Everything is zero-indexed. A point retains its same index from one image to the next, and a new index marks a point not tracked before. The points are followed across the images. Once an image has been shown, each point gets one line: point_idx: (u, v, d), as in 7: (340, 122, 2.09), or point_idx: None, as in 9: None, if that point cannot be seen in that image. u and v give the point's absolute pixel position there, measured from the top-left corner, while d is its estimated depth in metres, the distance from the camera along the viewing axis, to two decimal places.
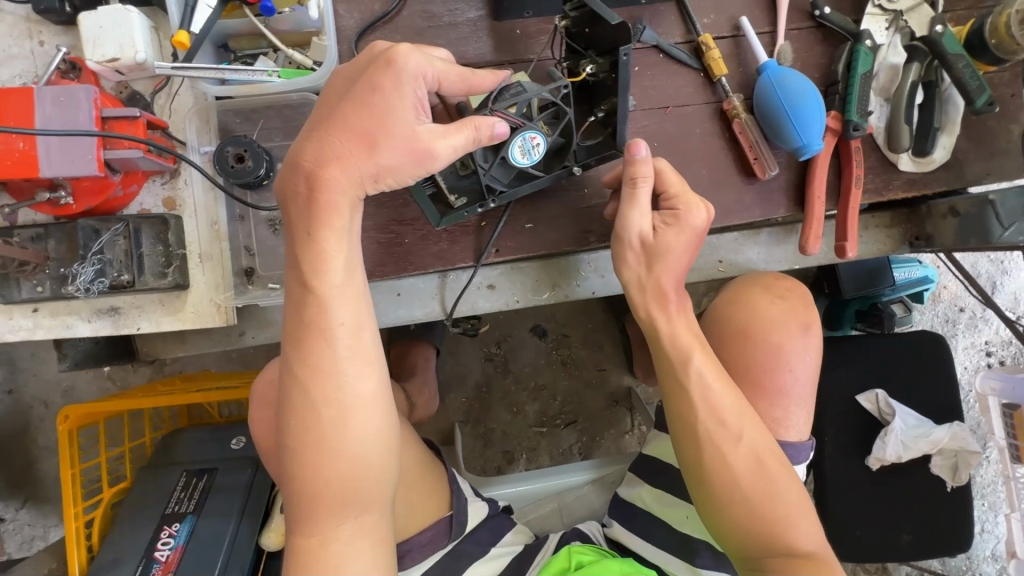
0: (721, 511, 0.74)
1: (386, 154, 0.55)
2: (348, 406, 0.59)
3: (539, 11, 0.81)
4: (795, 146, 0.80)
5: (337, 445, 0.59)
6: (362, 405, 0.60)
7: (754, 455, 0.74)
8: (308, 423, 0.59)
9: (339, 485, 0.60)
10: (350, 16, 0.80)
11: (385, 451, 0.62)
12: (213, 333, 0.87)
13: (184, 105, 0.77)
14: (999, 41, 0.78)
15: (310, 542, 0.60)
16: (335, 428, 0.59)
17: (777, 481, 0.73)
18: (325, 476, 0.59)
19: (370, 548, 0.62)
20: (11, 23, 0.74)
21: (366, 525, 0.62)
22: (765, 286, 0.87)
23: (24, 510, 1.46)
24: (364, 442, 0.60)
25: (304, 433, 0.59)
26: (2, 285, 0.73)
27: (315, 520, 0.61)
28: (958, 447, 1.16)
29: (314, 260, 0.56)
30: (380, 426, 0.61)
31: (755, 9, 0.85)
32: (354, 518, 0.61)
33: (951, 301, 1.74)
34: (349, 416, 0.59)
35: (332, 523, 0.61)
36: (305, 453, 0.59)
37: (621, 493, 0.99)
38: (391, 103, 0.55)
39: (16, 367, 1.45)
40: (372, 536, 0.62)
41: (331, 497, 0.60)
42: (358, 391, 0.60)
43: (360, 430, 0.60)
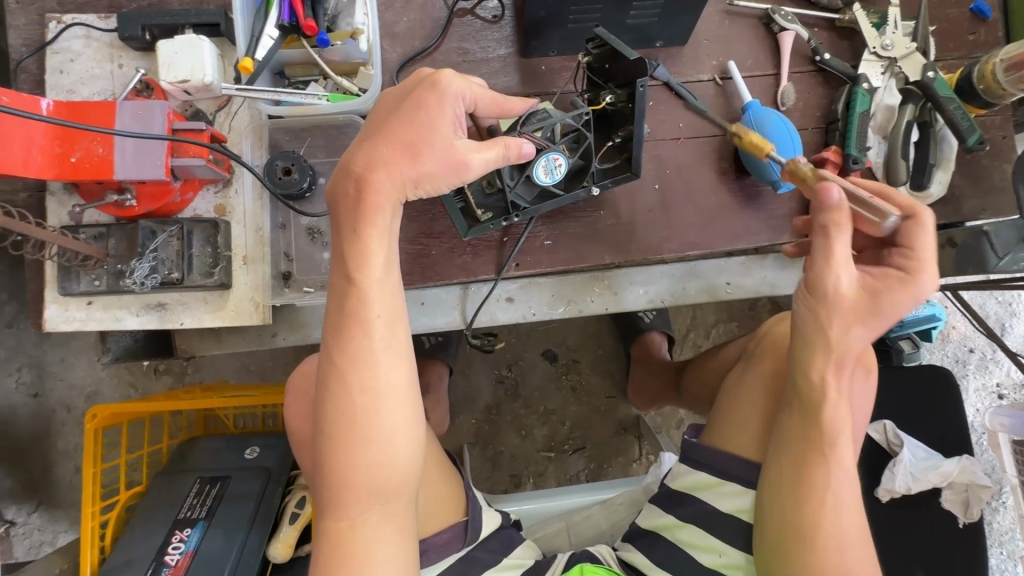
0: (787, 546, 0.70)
1: (427, 163, 0.61)
2: (379, 395, 0.64)
3: (563, 51, 0.90)
4: (771, 180, 0.86)
5: (368, 433, 0.63)
6: (393, 395, 0.64)
7: (841, 498, 0.70)
8: (343, 410, 0.63)
9: (368, 472, 0.63)
10: (394, 50, 0.90)
11: (413, 444, 0.66)
12: (246, 332, 0.92)
13: (241, 123, 0.84)
14: (987, 87, 0.84)
15: (338, 526, 0.64)
16: (368, 417, 0.63)
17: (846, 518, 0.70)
18: (356, 463, 0.63)
19: (394, 536, 0.65)
20: (97, 48, 0.84)
21: (390, 514, 0.65)
22: None
23: (35, 514, 1.47)
24: (393, 432, 0.64)
25: (339, 421, 0.63)
26: (64, 277, 0.80)
27: (345, 505, 0.64)
28: (968, 481, 1.15)
29: (358, 256, 0.62)
30: (408, 416, 0.65)
31: (761, 53, 0.93)
32: (379, 506, 0.65)
33: (960, 341, 1.75)
34: (382, 406, 0.64)
35: (360, 509, 0.64)
36: (339, 438, 0.63)
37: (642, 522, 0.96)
38: (434, 119, 0.62)
39: (45, 371, 1.49)
40: (396, 524, 0.66)
41: (359, 484, 0.64)
42: (390, 382, 0.64)
43: (389, 421, 0.64)
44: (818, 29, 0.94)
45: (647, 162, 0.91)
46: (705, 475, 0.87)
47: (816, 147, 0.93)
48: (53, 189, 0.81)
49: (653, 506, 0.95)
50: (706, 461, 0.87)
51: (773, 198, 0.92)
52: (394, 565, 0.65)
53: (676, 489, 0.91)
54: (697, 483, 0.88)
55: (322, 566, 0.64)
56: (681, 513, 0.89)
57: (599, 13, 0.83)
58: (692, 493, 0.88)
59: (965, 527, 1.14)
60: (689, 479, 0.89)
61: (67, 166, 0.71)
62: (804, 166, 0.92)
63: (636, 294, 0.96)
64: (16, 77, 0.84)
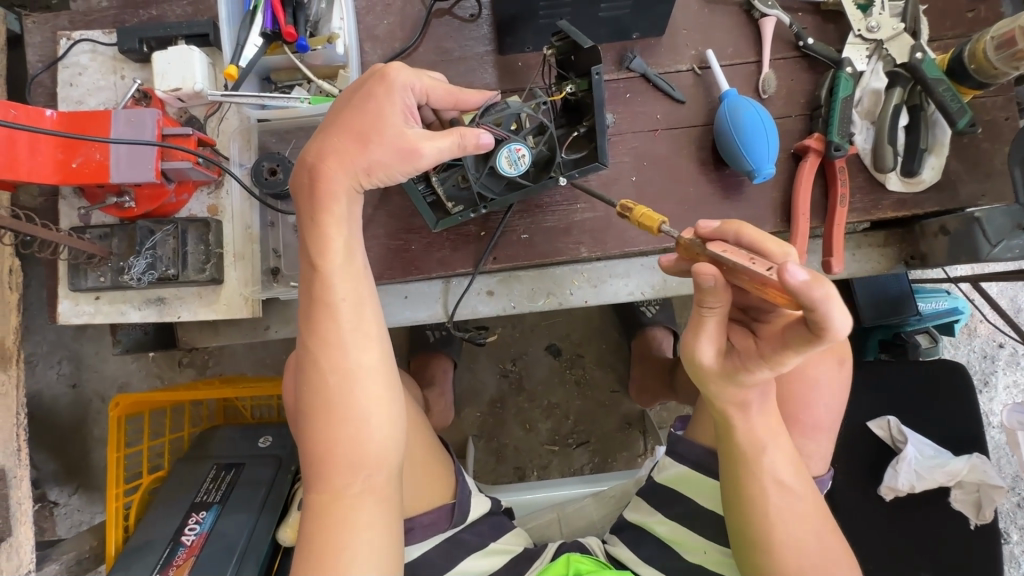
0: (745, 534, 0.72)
1: (377, 151, 0.64)
2: (352, 373, 0.66)
3: (538, 46, 0.91)
4: (749, 169, 0.84)
5: (343, 409, 0.66)
6: (366, 372, 0.67)
7: (787, 502, 0.71)
8: (318, 388, 0.66)
9: (346, 446, 0.66)
10: (374, 53, 0.93)
11: (390, 419, 0.68)
12: (242, 324, 0.98)
13: (230, 127, 0.91)
14: (978, 66, 0.81)
15: (322, 497, 0.66)
16: (343, 394, 0.66)
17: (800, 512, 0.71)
18: (334, 437, 0.66)
19: (376, 507, 0.67)
20: (102, 61, 0.91)
21: (372, 486, 0.67)
22: None
23: (75, 496, 1.56)
24: (368, 407, 0.67)
25: (315, 399, 0.66)
26: (74, 274, 0.87)
27: (327, 478, 0.67)
28: (980, 480, 1.03)
29: (319, 243, 0.65)
30: (383, 393, 0.68)
31: (741, 41, 0.92)
32: (362, 477, 0.67)
33: (990, 335, 1.61)
34: (355, 384, 0.66)
35: (341, 481, 0.66)
36: (316, 416, 0.66)
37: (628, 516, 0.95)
38: (383, 108, 0.65)
39: (82, 364, 1.56)
40: (378, 496, 0.68)
41: (338, 457, 0.66)
42: (362, 361, 0.67)
43: (363, 397, 0.66)
44: (801, 14, 0.91)
45: (624, 154, 0.91)
46: (686, 470, 0.88)
47: (801, 135, 0.91)
48: (64, 193, 0.88)
49: (639, 500, 0.94)
50: (690, 456, 0.88)
51: (755, 188, 0.90)
52: (377, 536, 0.66)
53: (660, 483, 0.91)
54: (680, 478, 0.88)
55: (308, 538, 0.66)
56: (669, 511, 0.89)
57: (569, 7, 0.84)
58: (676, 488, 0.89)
59: (974, 530, 1.01)
60: (673, 473, 0.89)
61: (69, 171, 0.77)
62: (787, 155, 0.90)
63: (616, 287, 0.98)
64: (33, 91, 0.92)
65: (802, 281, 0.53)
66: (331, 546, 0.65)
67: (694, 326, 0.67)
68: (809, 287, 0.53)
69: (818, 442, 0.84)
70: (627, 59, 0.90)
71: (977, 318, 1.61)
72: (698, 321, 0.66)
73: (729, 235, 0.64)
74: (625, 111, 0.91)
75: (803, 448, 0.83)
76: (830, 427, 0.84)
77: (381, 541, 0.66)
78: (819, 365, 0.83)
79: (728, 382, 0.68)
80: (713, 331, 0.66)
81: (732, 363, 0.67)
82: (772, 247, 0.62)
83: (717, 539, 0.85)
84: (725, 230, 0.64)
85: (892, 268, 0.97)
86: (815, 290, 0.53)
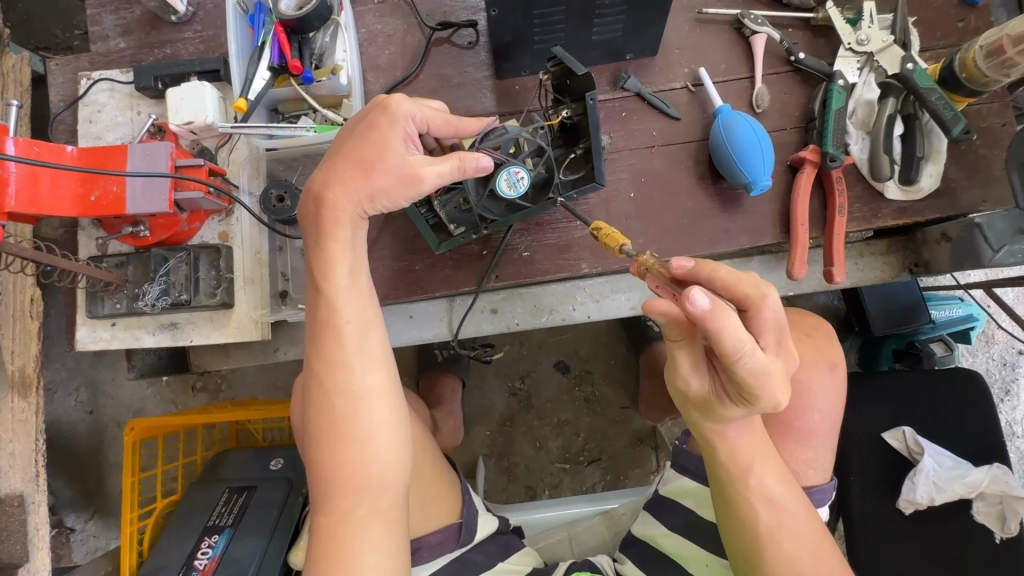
0: (734, 540, 0.72)
1: (379, 177, 0.66)
2: (358, 396, 0.67)
3: (534, 70, 0.94)
4: (745, 182, 0.86)
5: (349, 432, 0.67)
6: (372, 395, 0.68)
7: (784, 510, 0.70)
8: (324, 411, 0.67)
9: (352, 468, 0.67)
10: (377, 81, 0.96)
11: (395, 440, 0.69)
12: (253, 348, 1.02)
13: (239, 157, 0.94)
14: (969, 75, 0.82)
15: (329, 520, 0.67)
16: (350, 417, 0.67)
17: (787, 515, 0.70)
18: (340, 460, 0.66)
19: (382, 528, 0.68)
20: (119, 98, 0.96)
21: (378, 508, 0.68)
22: (793, 325, 0.90)
23: (91, 522, 1.57)
24: (374, 428, 0.68)
25: (322, 420, 0.67)
26: (91, 301, 0.90)
27: (333, 499, 0.67)
28: (1000, 492, 0.99)
29: (324, 267, 0.67)
30: (387, 414, 0.69)
31: (734, 58, 0.94)
32: (368, 499, 0.67)
33: (1008, 342, 1.57)
34: (359, 405, 0.67)
35: (348, 503, 0.67)
36: (323, 439, 0.67)
37: (636, 530, 0.95)
38: (386, 136, 0.67)
39: (99, 390, 1.59)
40: (383, 518, 0.68)
41: (345, 480, 0.67)
42: (367, 383, 0.68)
43: (369, 419, 0.67)
44: (792, 30, 0.93)
45: (622, 171, 0.92)
46: (689, 482, 0.90)
47: (797, 147, 0.92)
48: (83, 224, 0.92)
49: (645, 513, 0.94)
50: (691, 467, 0.89)
51: (753, 201, 0.91)
52: (382, 557, 0.67)
53: (664, 496, 0.93)
54: (683, 490, 0.90)
55: (316, 560, 0.66)
56: (670, 523, 0.90)
57: (563, 33, 0.87)
58: (678, 500, 0.90)
59: (1001, 543, 0.99)
60: (675, 486, 0.91)
61: (87, 205, 0.80)
62: (784, 166, 0.91)
63: (618, 302, 0.99)
64: (55, 128, 0.97)
65: (704, 309, 0.54)
66: (338, 568, 0.65)
67: (671, 363, 0.68)
68: (708, 314, 0.54)
69: (816, 450, 0.83)
70: (621, 79, 0.93)
71: (993, 326, 1.57)
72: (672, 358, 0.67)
73: (702, 276, 0.61)
74: (621, 129, 0.93)
75: (800, 454, 0.83)
76: (827, 435, 0.84)
77: (388, 563, 0.67)
78: (808, 370, 0.84)
79: (714, 413, 0.67)
80: (692, 366, 0.67)
81: (720, 399, 0.66)
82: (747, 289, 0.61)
83: (721, 553, 0.86)
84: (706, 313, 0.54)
85: (896, 276, 0.96)
86: (713, 317, 0.55)
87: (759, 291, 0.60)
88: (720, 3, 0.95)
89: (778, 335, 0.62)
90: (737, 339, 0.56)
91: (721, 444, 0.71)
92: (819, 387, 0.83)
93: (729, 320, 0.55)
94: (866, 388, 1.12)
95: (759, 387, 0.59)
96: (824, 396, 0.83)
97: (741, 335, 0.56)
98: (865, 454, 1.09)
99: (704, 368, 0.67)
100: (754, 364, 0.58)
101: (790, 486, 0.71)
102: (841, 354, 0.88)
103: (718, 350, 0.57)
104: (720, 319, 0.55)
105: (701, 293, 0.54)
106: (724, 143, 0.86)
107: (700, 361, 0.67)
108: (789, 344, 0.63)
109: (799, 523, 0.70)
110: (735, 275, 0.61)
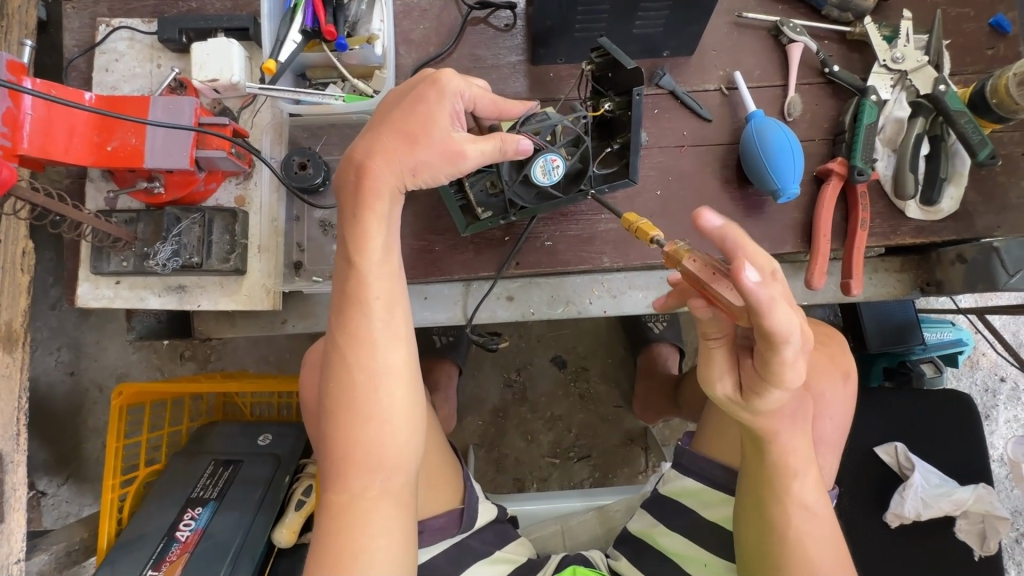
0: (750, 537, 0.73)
1: (423, 152, 0.66)
2: (379, 373, 0.66)
3: (570, 59, 0.93)
4: (774, 189, 0.86)
5: (366, 410, 0.65)
6: (393, 375, 0.66)
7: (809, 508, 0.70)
8: (343, 386, 0.65)
9: (366, 446, 0.65)
10: (409, 56, 0.94)
11: (411, 422, 0.68)
12: (259, 318, 1.00)
13: (263, 121, 0.92)
14: (1000, 101, 0.83)
15: (339, 498, 0.65)
16: (369, 393, 0.65)
17: (804, 514, 0.70)
18: (356, 437, 0.65)
19: (393, 508, 0.67)
20: (139, 49, 0.92)
21: (391, 489, 0.67)
22: None
23: (65, 486, 1.52)
24: (392, 408, 0.66)
25: (341, 395, 0.65)
26: (97, 257, 0.87)
27: (345, 478, 0.66)
28: (984, 511, 1.02)
29: (359, 239, 0.66)
30: (406, 394, 0.67)
31: (769, 64, 0.94)
32: (381, 479, 0.66)
33: (992, 369, 1.62)
34: (380, 383, 0.66)
35: (360, 482, 0.66)
36: (340, 415, 0.66)
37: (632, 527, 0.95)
38: (433, 111, 0.66)
39: (81, 352, 1.54)
40: (395, 498, 0.67)
41: (357, 458, 0.65)
42: (390, 362, 0.66)
43: (387, 398, 0.66)
44: (828, 42, 0.94)
45: (650, 168, 0.92)
46: (691, 482, 0.89)
47: (823, 159, 0.93)
48: (93, 176, 0.89)
49: (643, 511, 0.94)
50: (693, 468, 0.90)
51: (776, 208, 0.92)
52: (391, 540, 0.66)
53: (663, 494, 0.93)
54: (685, 489, 0.90)
55: (322, 539, 0.65)
56: (669, 521, 0.90)
57: (605, 24, 0.86)
58: (677, 498, 0.91)
59: (979, 560, 1.02)
60: (677, 484, 0.91)
61: (103, 154, 0.77)
62: (809, 177, 0.92)
63: (634, 298, 1.00)
64: (67, 74, 0.93)
65: (755, 283, 0.52)
66: (347, 547, 0.64)
67: (704, 367, 0.66)
68: (759, 289, 0.52)
69: (820, 456, 0.84)
70: (657, 75, 0.93)
71: (979, 352, 1.61)
72: (705, 357, 0.65)
73: (718, 241, 0.56)
74: (652, 126, 0.92)
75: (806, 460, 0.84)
76: (833, 442, 0.85)
77: (396, 546, 0.66)
78: (822, 380, 0.84)
79: (747, 407, 0.65)
80: (723, 364, 0.65)
81: (752, 390, 0.64)
82: (757, 255, 0.55)
83: (720, 553, 0.86)
84: (759, 290, 0.52)
85: (907, 294, 0.99)
86: (764, 295, 0.52)
87: (771, 264, 0.54)
88: (761, 8, 0.95)
89: (801, 320, 0.61)
90: (784, 315, 0.53)
91: (747, 437, 0.70)
92: (830, 394, 0.83)
93: (778, 295, 0.53)
94: (862, 402, 1.14)
95: (788, 368, 0.58)
96: (834, 404, 0.84)
97: (788, 313, 0.54)
98: (858, 466, 1.10)
99: (732, 361, 0.65)
100: (796, 348, 0.57)
101: (803, 487, 0.71)
102: (852, 364, 0.89)
103: (768, 333, 0.55)
104: (769, 296, 0.53)
105: (751, 268, 0.52)
106: (756, 146, 0.86)
107: (729, 354, 0.65)
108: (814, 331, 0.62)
109: (818, 521, 0.70)
110: (756, 249, 0.55)
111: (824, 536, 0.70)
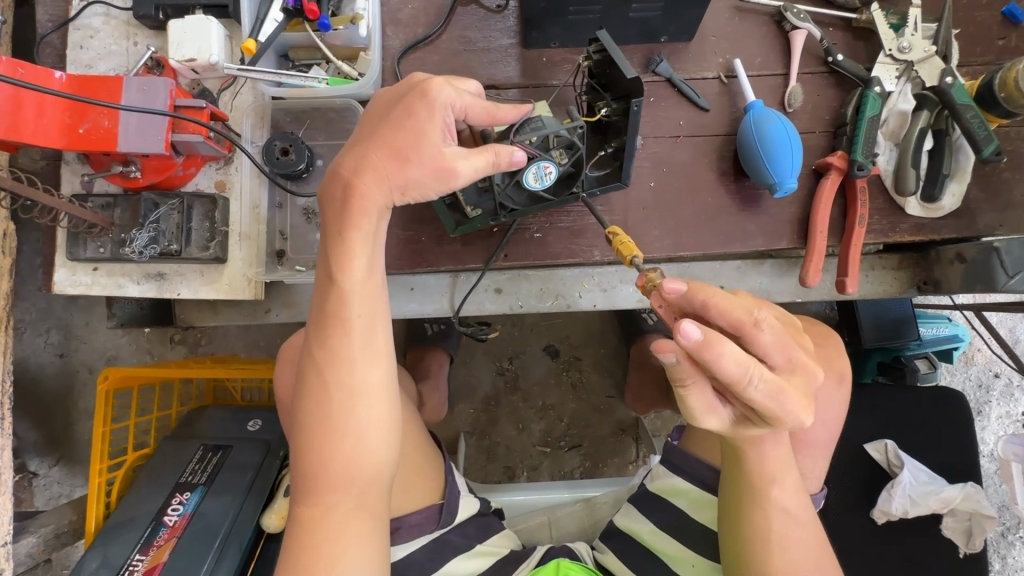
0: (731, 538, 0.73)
1: (414, 170, 0.63)
2: (356, 392, 0.64)
3: (564, 43, 0.89)
4: (770, 182, 0.83)
5: (341, 426, 0.64)
6: (370, 393, 0.65)
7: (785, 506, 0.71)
8: (319, 401, 0.64)
9: (340, 463, 0.64)
10: (396, 37, 0.91)
11: (387, 439, 0.66)
12: (242, 306, 0.98)
13: (244, 103, 0.89)
14: (1008, 95, 0.80)
15: (310, 511, 0.64)
16: (344, 410, 0.64)
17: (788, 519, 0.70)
18: (329, 452, 0.64)
19: (366, 524, 0.66)
20: (115, 25, 0.88)
21: (364, 503, 0.65)
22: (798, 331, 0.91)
23: (56, 468, 1.52)
24: (369, 427, 0.65)
25: (316, 409, 0.64)
26: (73, 242, 0.85)
27: (317, 491, 0.64)
28: (972, 510, 1.02)
29: (341, 256, 0.63)
30: (384, 415, 0.66)
31: (771, 52, 0.90)
32: (352, 494, 0.65)
33: (986, 365, 1.61)
34: (357, 405, 0.64)
35: (332, 498, 0.64)
36: (314, 429, 0.64)
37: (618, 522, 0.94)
38: (426, 127, 0.64)
39: (70, 334, 1.52)
40: (369, 513, 0.66)
41: (330, 473, 0.64)
42: (366, 378, 0.65)
43: (364, 416, 0.64)
44: (832, 29, 0.90)
45: (645, 159, 0.89)
46: (680, 481, 0.88)
47: (824, 152, 0.90)
48: (68, 158, 0.86)
49: (630, 507, 0.93)
50: (683, 466, 0.88)
51: (773, 202, 0.89)
52: (362, 558, 0.64)
53: (649, 491, 0.92)
54: (672, 487, 0.88)
55: (290, 549, 0.64)
56: (654, 519, 0.89)
57: (601, 5, 0.82)
58: (664, 496, 0.89)
59: (964, 558, 1.02)
60: (665, 482, 0.90)
61: (75, 136, 0.74)
62: (808, 170, 0.89)
63: (625, 292, 0.98)
64: (41, 51, 0.89)
65: (697, 340, 0.52)
66: (316, 564, 0.63)
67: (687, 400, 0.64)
68: (703, 346, 0.52)
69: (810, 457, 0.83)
70: (653, 62, 0.89)
71: (975, 348, 1.60)
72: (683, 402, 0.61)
73: (695, 304, 0.57)
74: (648, 116, 0.89)
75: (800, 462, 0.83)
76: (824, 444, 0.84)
77: (364, 562, 0.64)
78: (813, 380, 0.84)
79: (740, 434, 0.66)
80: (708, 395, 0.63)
81: (746, 421, 0.64)
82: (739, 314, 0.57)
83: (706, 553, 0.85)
84: (701, 348, 0.52)
85: (903, 293, 0.97)
86: (704, 349, 0.52)
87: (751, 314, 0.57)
88: None
89: (787, 352, 0.59)
90: (734, 364, 0.54)
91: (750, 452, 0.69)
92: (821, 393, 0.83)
93: (725, 347, 0.53)
94: (854, 399, 1.12)
95: (772, 407, 0.57)
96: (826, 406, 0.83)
97: (737, 360, 0.54)
98: (848, 464, 1.09)
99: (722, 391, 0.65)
100: (766, 391, 0.56)
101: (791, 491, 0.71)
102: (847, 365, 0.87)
103: (724, 379, 0.55)
104: (716, 349, 0.52)
105: (692, 324, 0.52)
106: (754, 137, 0.83)
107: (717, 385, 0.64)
108: (802, 357, 0.60)
109: (798, 524, 0.70)
110: (729, 302, 0.56)
111: (805, 542, 0.70)
